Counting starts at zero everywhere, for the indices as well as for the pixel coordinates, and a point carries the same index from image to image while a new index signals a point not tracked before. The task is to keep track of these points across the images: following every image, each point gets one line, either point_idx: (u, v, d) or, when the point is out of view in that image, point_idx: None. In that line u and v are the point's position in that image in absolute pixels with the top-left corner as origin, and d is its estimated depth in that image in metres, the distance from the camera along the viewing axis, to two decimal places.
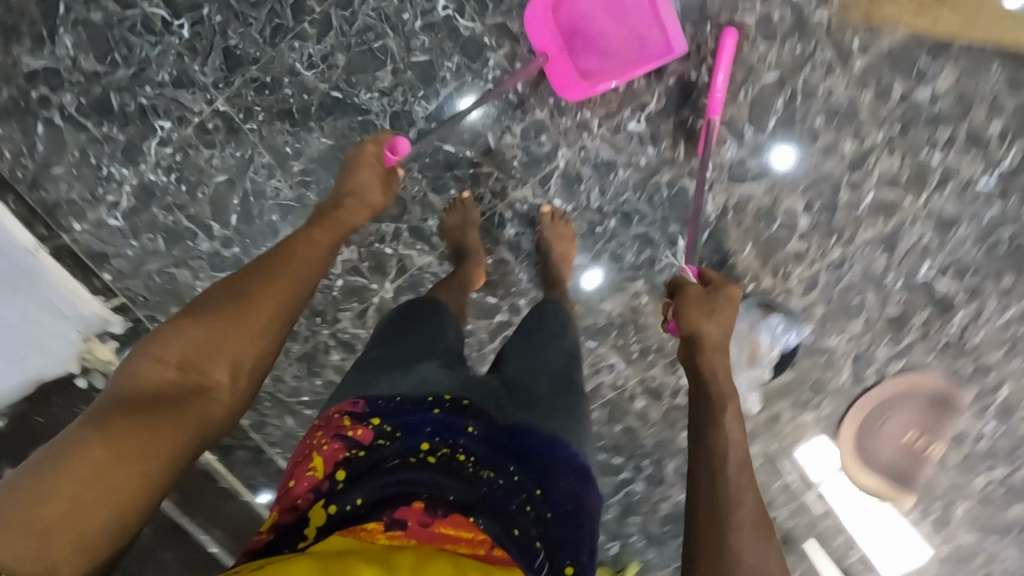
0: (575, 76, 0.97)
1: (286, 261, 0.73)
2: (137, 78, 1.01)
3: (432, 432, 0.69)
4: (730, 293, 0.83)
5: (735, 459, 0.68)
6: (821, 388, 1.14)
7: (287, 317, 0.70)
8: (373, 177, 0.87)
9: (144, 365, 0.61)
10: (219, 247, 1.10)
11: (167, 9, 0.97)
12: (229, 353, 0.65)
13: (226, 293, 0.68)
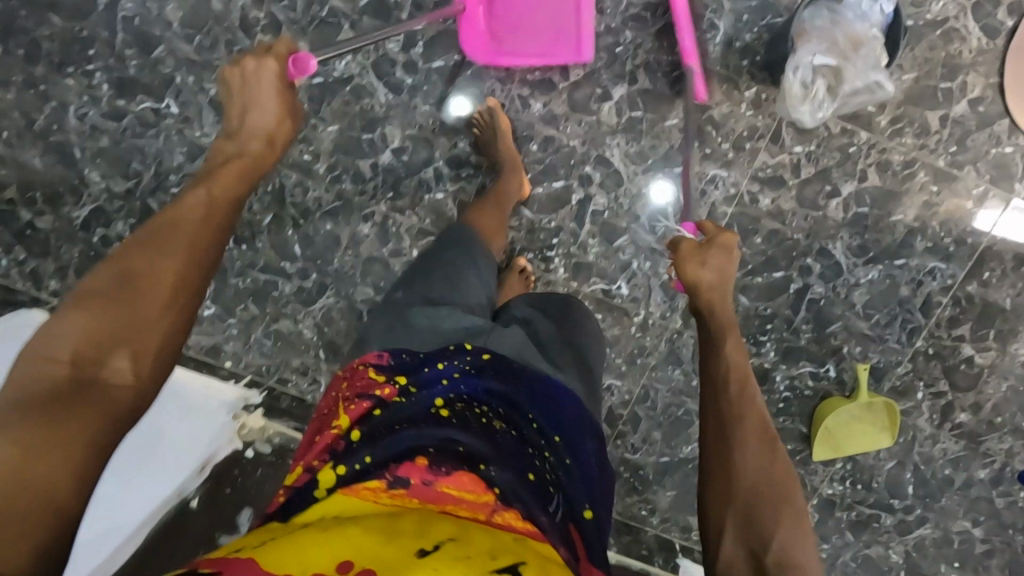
0: (482, 41, 0.98)
1: (178, 222, 0.58)
2: (159, 173, 1.06)
3: (448, 388, 0.69)
4: (725, 239, 0.79)
5: (740, 393, 0.69)
6: (956, 66, 0.96)
7: (200, 284, 0.57)
8: (269, 91, 0.72)
9: (25, 369, 0.49)
10: (299, 282, 1.12)
11: (151, 98, 1.03)
12: (134, 336, 0.52)
13: (116, 261, 0.55)
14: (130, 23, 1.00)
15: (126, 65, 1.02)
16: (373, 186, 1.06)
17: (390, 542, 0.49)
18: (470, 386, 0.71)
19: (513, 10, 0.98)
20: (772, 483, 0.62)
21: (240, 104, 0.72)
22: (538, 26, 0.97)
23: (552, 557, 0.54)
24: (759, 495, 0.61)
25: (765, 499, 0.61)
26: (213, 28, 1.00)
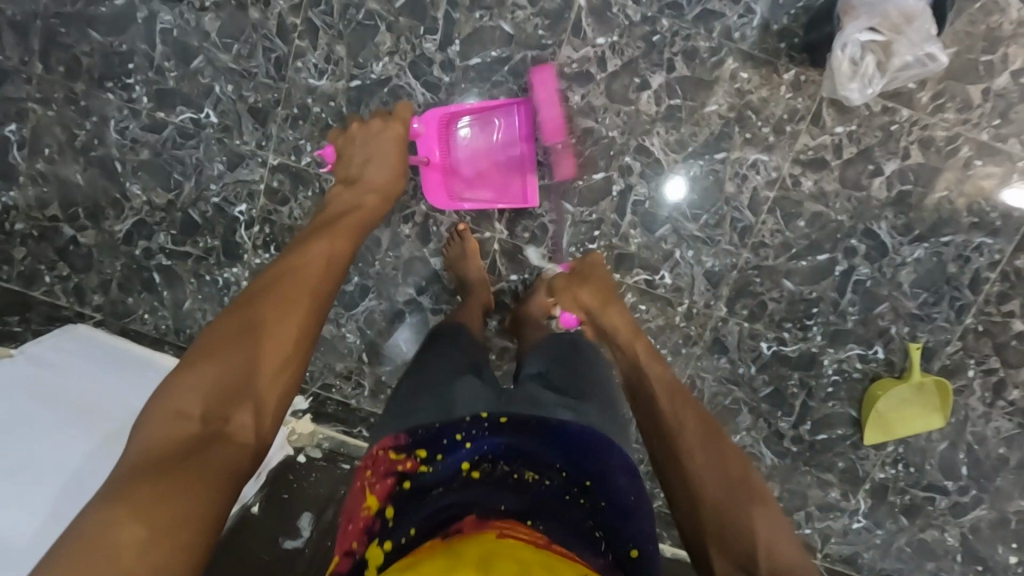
0: (442, 189, 1.02)
1: (289, 286, 0.66)
2: (201, 183, 1.08)
3: (472, 449, 0.64)
4: (594, 257, 1.01)
5: (672, 400, 0.72)
6: (996, 38, 0.95)
7: (308, 344, 0.63)
8: (387, 142, 0.90)
9: (160, 428, 0.53)
10: (341, 285, 1.12)
11: (190, 109, 1.04)
12: (249, 395, 0.57)
13: (234, 322, 0.61)
14: (167, 35, 1.01)
15: (165, 77, 1.03)
16: (412, 187, 1.06)
17: None
18: (489, 445, 0.64)
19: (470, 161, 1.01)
20: (732, 484, 0.63)
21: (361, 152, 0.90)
22: (490, 174, 1.02)
23: None
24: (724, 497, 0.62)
25: (731, 506, 0.61)
26: (250, 36, 1.00)
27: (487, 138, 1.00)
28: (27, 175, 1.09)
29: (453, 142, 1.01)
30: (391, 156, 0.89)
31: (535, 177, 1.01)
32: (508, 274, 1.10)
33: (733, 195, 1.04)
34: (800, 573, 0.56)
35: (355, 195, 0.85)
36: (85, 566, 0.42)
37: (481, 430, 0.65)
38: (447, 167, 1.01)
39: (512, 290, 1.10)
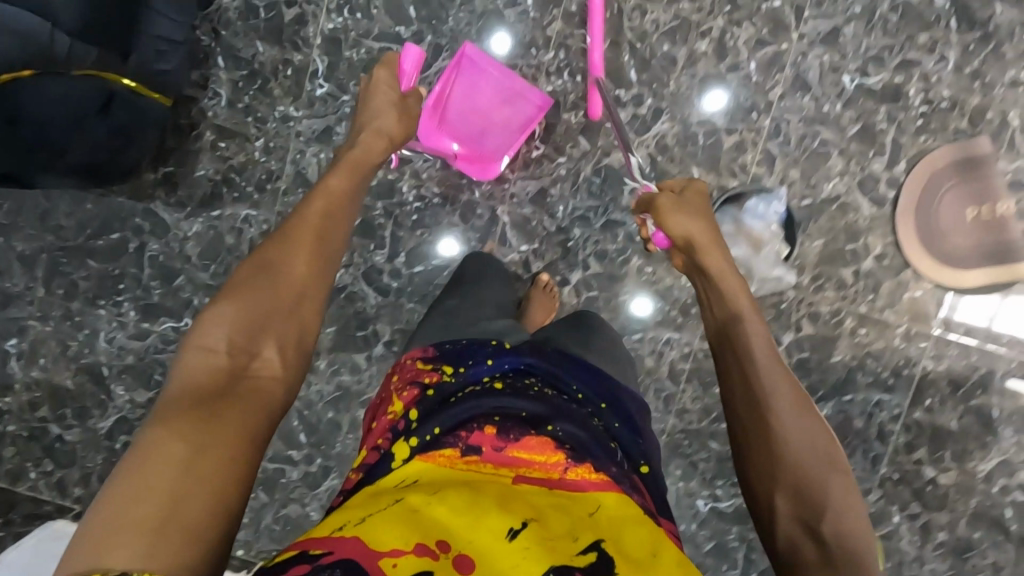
0: (484, 156, 1.12)
1: (304, 229, 0.72)
2: None
3: (493, 366, 0.76)
4: (695, 191, 0.89)
5: (771, 370, 0.69)
6: (857, 230, 1.12)
7: (320, 285, 0.69)
8: (387, 107, 0.95)
9: (194, 362, 0.60)
10: (306, 467, 1.20)
11: (172, 319, 1.19)
12: (274, 331, 0.64)
13: (254, 268, 0.67)
14: (155, 260, 1.17)
15: (151, 294, 1.18)
16: (369, 375, 1.19)
17: (476, 516, 0.55)
18: (510, 363, 0.77)
19: (478, 124, 1.11)
20: (816, 458, 0.64)
21: (365, 109, 0.96)
22: (505, 119, 1.11)
23: (630, 513, 0.61)
24: (811, 478, 0.63)
25: (813, 474, 0.63)
26: (226, 258, 1.17)
27: (473, 95, 1.10)
28: (22, 383, 1.21)
29: (454, 125, 1.11)
30: (396, 103, 0.96)
31: (528, 89, 1.09)
32: None
33: (653, 369, 1.16)
34: (863, 549, 0.59)
35: (374, 133, 0.92)
36: (146, 482, 0.49)
37: (501, 351, 0.79)
38: (472, 143, 1.12)
39: None
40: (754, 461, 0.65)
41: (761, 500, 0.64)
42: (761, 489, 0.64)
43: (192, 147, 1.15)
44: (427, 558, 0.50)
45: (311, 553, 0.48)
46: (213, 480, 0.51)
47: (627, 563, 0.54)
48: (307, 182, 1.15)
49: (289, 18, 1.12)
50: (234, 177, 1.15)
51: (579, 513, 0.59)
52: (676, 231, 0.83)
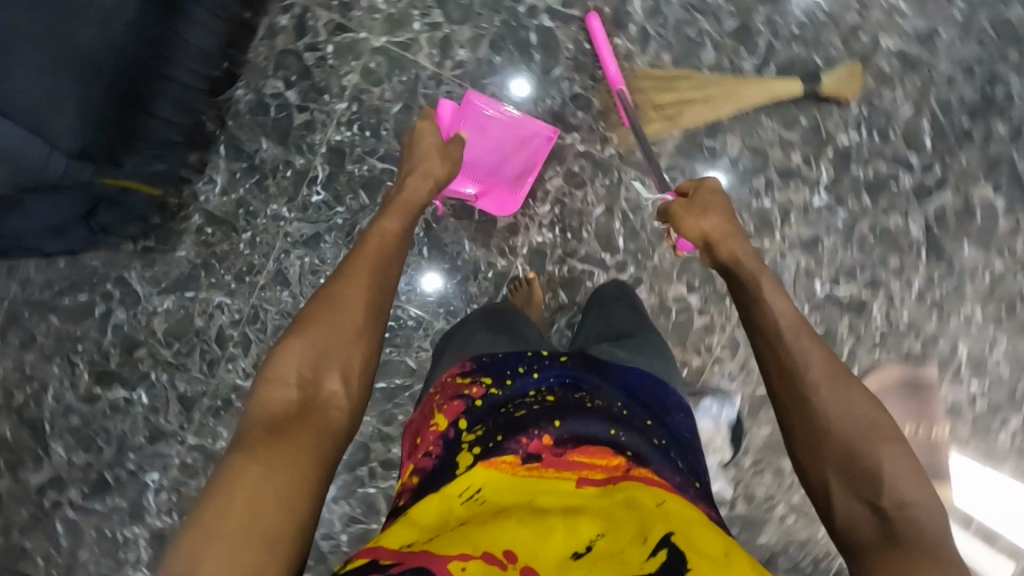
0: (504, 191, 1.12)
1: (365, 258, 0.73)
2: (122, 450, 1.19)
3: (538, 380, 0.75)
4: (709, 185, 0.91)
5: (820, 365, 0.68)
6: None
7: (380, 312, 0.69)
8: (433, 150, 0.88)
9: (268, 393, 0.62)
10: None
11: (125, 388, 1.18)
12: (339, 358, 0.64)
13: (320, 302, 0.68)
14: (119, 327, 1.16)
15: (109, 360, 1.17)
16: None
17: (544, 527, 0.55)
18: (554, 376, 0.76)
19: (490, 162, 1.11)
20: (863, 434, 0.63)
21: (410, 153, 0.88)
22: (515, 151, 1.11)
23: (700, 521, 0.57)
24: (863, 458, 0.62)
25: (856, 438, 0.63)
26: (192, 338, 1.16)
27: (484, 139, 1.10)
28: None
29: (468, 167, 1.11)
30: (439, 150, 0.88)
31: (530, 119, 1.09)
32: None
33: None
34: (924, 521, 0.58)
35: (422, 177, 0.85)
36: (225, 510, 0.50)
37: (547, 361, 0.78)
38: (489, 179, 1.12)
39: None
40: (798, 434, 0.66)
41: (817, 495, 0.64)
42: (824, 485, 0.63)
43: (178, 228, 1.15)
44: (495, 567, 0.51)
45: (382, 563, 0.50)
46: (286, 499, 0.52)
47: (700, 559, 0.51)
48: (286, 282, 1.15)
49: (297, 122, 1.12)
50: (215, 263, 1.15)
51: (649, 504, 0.58)
52: (693, 234, 0.88)
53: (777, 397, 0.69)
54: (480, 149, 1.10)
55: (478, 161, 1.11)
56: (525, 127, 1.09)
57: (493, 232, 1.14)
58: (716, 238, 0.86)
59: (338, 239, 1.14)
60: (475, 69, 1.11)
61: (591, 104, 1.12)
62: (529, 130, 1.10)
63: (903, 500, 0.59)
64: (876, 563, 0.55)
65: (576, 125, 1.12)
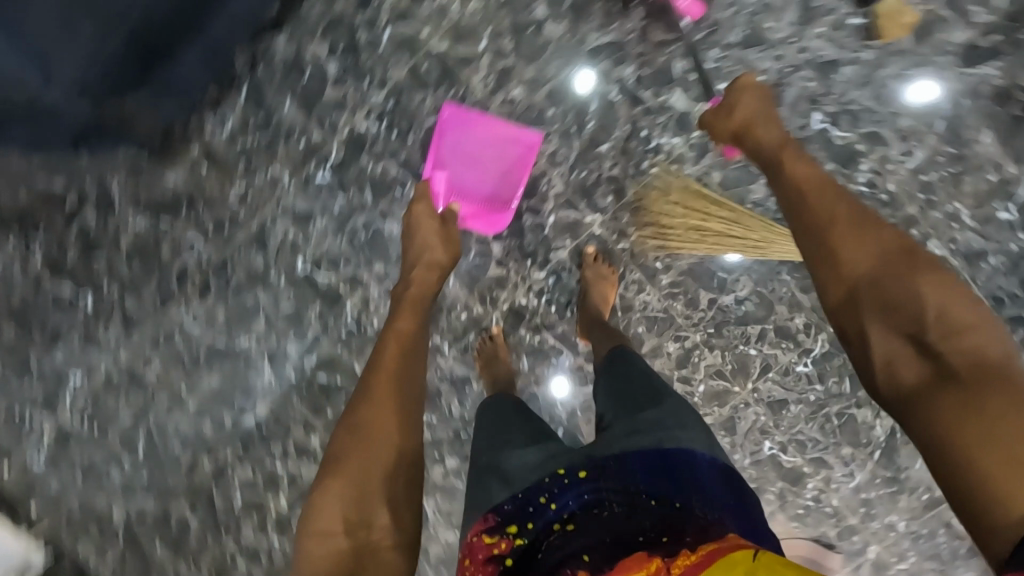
0: (493, 207, 1.07)
1: (384, 384, 0.82)
2: (51, 343, 1.16)
3: (557, 512, 0.70)
4: (743, 81, 0.92)
5: (837, 215, 0.76)
6: None
7: (408, 435, 0.80)
8: (432, 235, 0.97)
9: (316, 545, 0.72)
10: (130, 476, 1.22)
11: (73, 287, 1.14)
12: (377, 497, 0.76)
13: (350, 438, 0.78)
14: (84, 227, 1.13)
15: (65, 255, 1.13)
16: (229, 432, 1.20)
17: None
18: (573, 500, 0.71)
19: (473, 179, 1.07)
20: (898, 274, 0.70)
21: (410, 241, 0.97)
22: (501, 165, 1.06)
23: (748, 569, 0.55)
24: (895, 297, 0.70)
25: (896, 284, 0.70)
26: (154, 265, 1.13)
27: (468, 154, 1.06)
28: None
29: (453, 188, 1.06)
30: (440, 233, 0.97)
31: (512, 127, 1.04)
32: (273, 535, 1.24)
33: None
34: (976, 319, 0.66)
35: (426, 267, 0.95)
36: None
37: (561, 486, 0.72)
38: (473, 200, 1.06)
39: (270, 548, 1.24)
40: (838, 308, 0.74)
41: (854, 340, 0.73)
42: (873, 336, 0.71)
43: (173, 154, 1.09)
44: None
45: None
46: None
47: None
48: (264, 247, 1.12)
49: (328, 96, 1.06)
50: (200, 202, 1.11)
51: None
52: (736, 120, 0.90)
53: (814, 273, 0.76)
54: (463, 165, 1.06)
55: (462, 178, 1.07)
56: (509, 138, 1.05)
57: (480, 277, 1.10)
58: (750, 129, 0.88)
59: (329, 226, 1.11)
60: (524, 113, 1.05)
61: (624, 192, 1.07)
62: (513, 141, 1.05)
63: (955, 328, 0.67)
64: (943, 404, 0.63)
65: (602, 207, 1.08)
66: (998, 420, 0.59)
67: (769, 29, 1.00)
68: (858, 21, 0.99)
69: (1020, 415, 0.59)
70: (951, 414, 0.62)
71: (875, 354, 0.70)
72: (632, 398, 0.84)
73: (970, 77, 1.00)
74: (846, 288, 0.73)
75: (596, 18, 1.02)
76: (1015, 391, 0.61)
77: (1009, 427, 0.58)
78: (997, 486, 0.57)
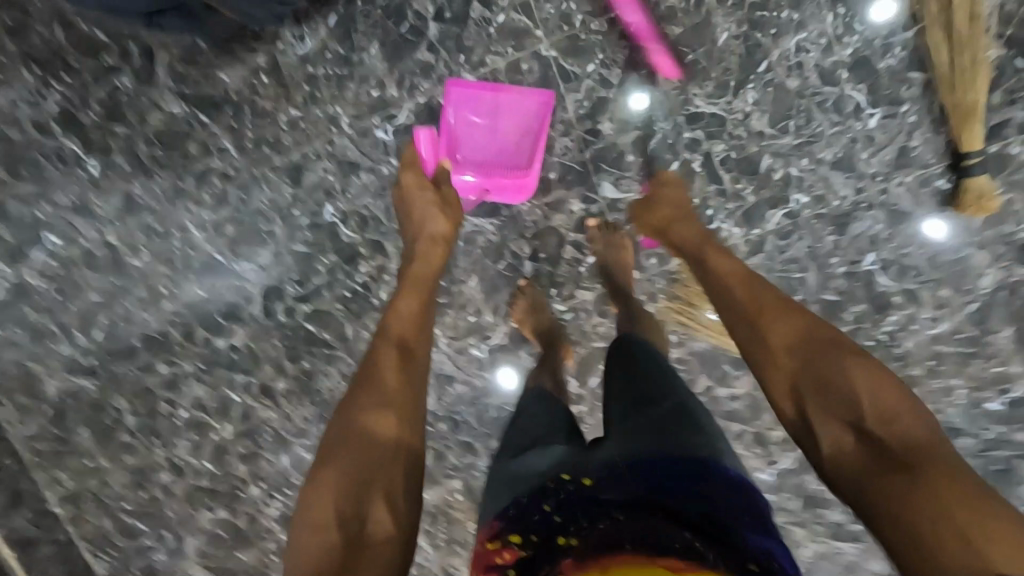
0: (511, 177, 1.00)
1: (382, 360, 0.78)
2: (39, 195, 1.08)
3: (562, 527, 0.64)
4: (663, 177, 0.98)
5: (741, 290, 0.80)
6: None
7: (414, 408, 0.75)
8: (430, 203, 0.93)
9: (306, 540, 0.64)
10: (78, 355, 1.15)
11: (81, 147, 1.06)
12: (373, 478, 0.68)
13: (347, 423, 0.72)
14: (115, 90, 1.04)
15: (85, 110, 1.04)
16: (196, 346, 1.15)
17: None
18: (579, 511, 0.64)
19: (488, 149, 1.01)
20: (818, 356, 0.70)
21: (409, 217, 0.94)
22: (516, 132, 1.01)
23: None
24: (830, 383, 0.67)
25: (823, 371, 0.68)
26: (176, 155, 1.06)
27: (481, 123, 1.00)
28: None
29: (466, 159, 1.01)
30: (437, 199, 0.94)
31: (524, 92, 0.99)
32: (206, 459, 1.20)
33: None
34: (903, 403, 0.64)
35: (430, 240, 0.92)
36: None
37: (573, 495, 0.66)
38: (492, 171, 1.00)
39: (199, 470, 1.21)
40: (773, 382, 0.72)
41: (804, 431, 0.68)
42: (823, 436, 0.66)
43: (237, 52, 1.02)
44: None
45: None
46: None
47: None
48: (297, 181, 1.06)
49: (418, 57, 1.00)
50: (247, 111, 1.04)
51: None
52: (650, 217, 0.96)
53: (745, 346, 0.76)
54: (474, 133, 1.01)
55: (477, 152, 1.01)
56: (521, 103, 0.99)
57: (502, 288, 1.09)
58: (665, 218, 0.95)
59: (371, 184, 1.06)
60: (605, 148, 1.02)
61: (668, 259, 1.07)
62: (527, 107, 1.00)
63: (885, 414, 0.63)
64: (890, 490, 0.59)
65: (642, 266, 1.08)
66: (976, 524, 0.53)
67: (863, 159, 1.01)
68: (943, 184, 1.01)
69: (993, 513, 0.54)
70: (886, 491, 0.59)
71: (825, 459, 0.65)
72: (641, 390, 0.78)
73: (1016, 274, 1.03)
74: (795, 396, 0.69)
75: (708, 85, 0.99)
76: (956, 482, 0.56)
77: (959, 506, 0.55)
78: (934, 536, 0.54)
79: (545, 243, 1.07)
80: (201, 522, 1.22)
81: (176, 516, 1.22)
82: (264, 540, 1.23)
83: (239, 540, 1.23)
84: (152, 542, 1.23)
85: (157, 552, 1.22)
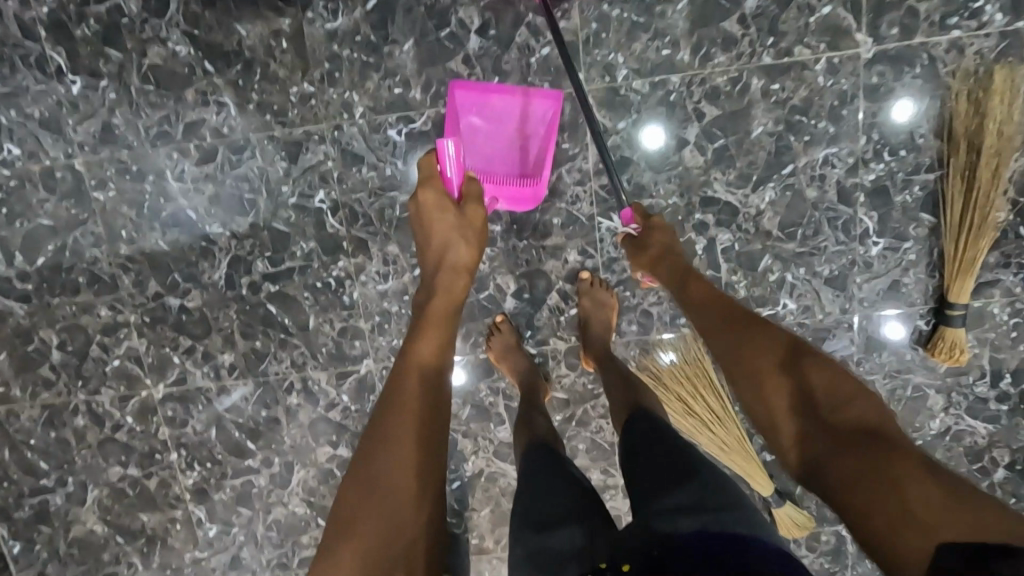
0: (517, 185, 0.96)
1: (405, 398, 0.72)
2: (7, 99, 0.98)
3: None
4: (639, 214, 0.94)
5: (717, 310, 0.81)
6: None
7: (433, 451, 0.70)
8: (450, 227, 0.86)
9: None
10: (12, 276, 1.06)
11: (66, 60, 0.96)
12: (394, 539, 0.64)
13: (369, 474, 0.67)
14: (119, 11, 0.95)
15: (80, 23, 0.95)
16: (145, 297, 1.07)
17: None
18: None
19: (493, 154, 0.95)
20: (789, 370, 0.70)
21: (427, 237, 0.87)
22: (525, 137, 0.95)
23: None
24: (798, 394, 0.68)
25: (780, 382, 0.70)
26: (169, 97, 0.98)
27: (487, 127, 0.95)
28: None
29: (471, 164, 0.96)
30: (460, 225, 0.86)
31: (533, 95, 0.93)
32: (128, 414, 1.14)
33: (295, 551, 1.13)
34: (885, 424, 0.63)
35: (454, 269, 0.86)
36: None
37: None
38: (497, 179, 0.95)
39: (118, 423, 1.14)
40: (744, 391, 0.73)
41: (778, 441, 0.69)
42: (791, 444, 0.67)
43: (261, 8, 0.94)
44: None
45: None
46: None
47: None
48: (293, 158, 1.00)
49: (451, 66, 0.96)
50: (257, 72, 0.96)
51: None
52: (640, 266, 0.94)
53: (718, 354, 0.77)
54: (479, 138, 0.95)
55: (482, 157, 0.96)
56: (530, 106, 0.93)
57: (477, 317, 1.06)
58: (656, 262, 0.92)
59: (370, 180, 1.01)
60: (615, 208, 1.00)
61: (647, 329, 1.06)
62: (535, 111, 0.94)
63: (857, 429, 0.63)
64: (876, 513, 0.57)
65: (621, 329, 1.06)
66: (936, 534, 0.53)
67: (855, 282, 1.02)
68: (922, 324, 1.03)
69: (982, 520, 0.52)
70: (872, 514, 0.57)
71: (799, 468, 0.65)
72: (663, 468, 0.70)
73: (963, 423, 1.06)
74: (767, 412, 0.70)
75: (731, 173, 0.98)
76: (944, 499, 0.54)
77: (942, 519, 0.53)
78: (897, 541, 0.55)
79: (531, 284, 1.04)
80: (108, 475, 1.16)
81: (82, 463, 1.15)
82: (171, 507, 1.17)
83: (144, 500, 1.17)
84: (49, 483, 1.16)
85: (53, 495, 1.16)
